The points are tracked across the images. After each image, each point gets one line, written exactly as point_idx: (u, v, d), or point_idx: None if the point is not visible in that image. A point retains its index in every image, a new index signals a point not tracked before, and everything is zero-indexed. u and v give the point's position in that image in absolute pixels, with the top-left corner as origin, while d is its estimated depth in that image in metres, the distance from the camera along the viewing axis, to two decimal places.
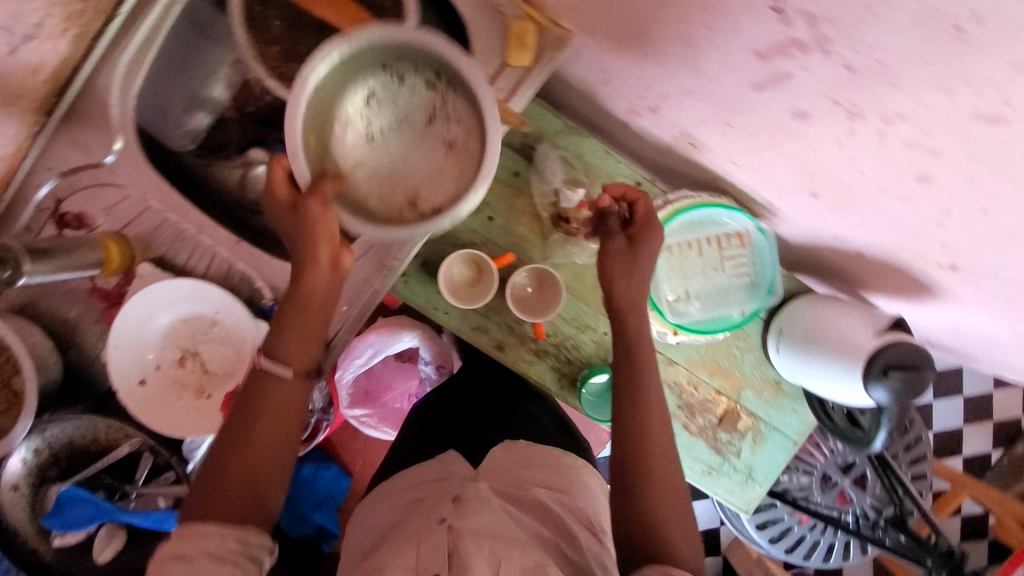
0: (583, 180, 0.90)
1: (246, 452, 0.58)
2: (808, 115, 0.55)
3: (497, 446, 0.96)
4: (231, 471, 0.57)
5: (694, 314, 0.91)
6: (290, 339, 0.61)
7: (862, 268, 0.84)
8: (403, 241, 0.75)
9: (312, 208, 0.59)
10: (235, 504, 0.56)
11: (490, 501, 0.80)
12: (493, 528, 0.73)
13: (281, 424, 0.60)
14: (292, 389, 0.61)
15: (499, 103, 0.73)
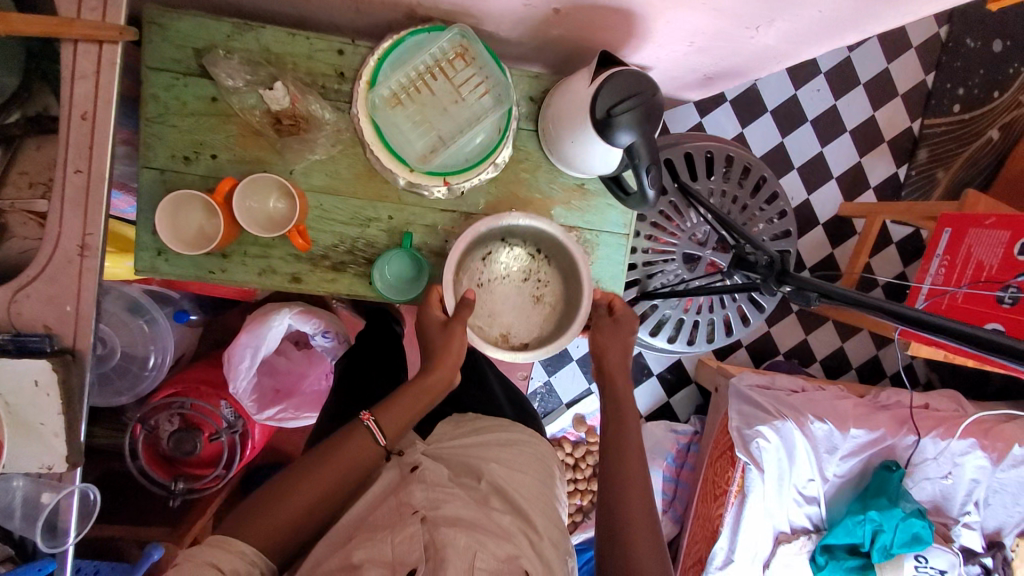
0: (282, 73, 0.83)
1: (316, 478, 0.78)
2: None
3: (449, 423, 1.01)
4: (303, 482, 0.77)
5: (456, 155, 0.85)
6: (395, 410, 0.84)
7: (577, 27, 0.78)
8: (85, 213, 0.69)
9: (458, 334, 0.84)
10: (280, 524, 0.73)
11: (450, 487, 0.79)
12: (466, 512, 0.75)
13: (343, 473, 0.79)
14: (362, 448, 0.81)
15: (92, 24, 0.67)
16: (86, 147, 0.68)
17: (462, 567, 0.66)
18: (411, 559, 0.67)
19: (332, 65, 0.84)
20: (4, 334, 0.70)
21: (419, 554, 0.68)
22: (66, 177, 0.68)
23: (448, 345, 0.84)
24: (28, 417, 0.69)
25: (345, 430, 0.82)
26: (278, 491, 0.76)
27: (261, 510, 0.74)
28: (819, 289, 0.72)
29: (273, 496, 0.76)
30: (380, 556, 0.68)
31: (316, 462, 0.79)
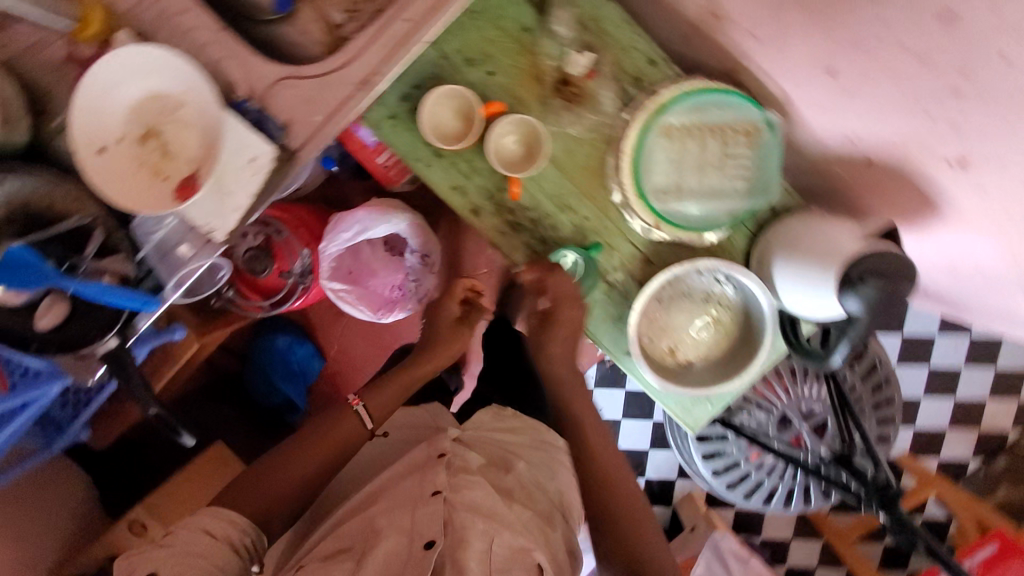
0: (597, 46, 0.84)
1: (312, 451, 0.92)
2: None
3: (488, 412, 1.12)
4: (270, 466, 0.89)
5: (684, 208, 0.87)
6: (377, 396, 1.01)
7: (867, 183, 0.79)
8: (387, 57, 0.72)
9: (441, 338, 1.11)
10: (265, 496, 0.85)
11: (475, 477, 0.92)
12: (487, 502, 0.88)
13: (294, 458, 0.91)
14: (316, 443, 0.93)
15: None
16: (427, 7, 0.71)
17: (480, 547, 0.81)
18: (429, 533, 0.81)
19: (638, 67, 0.85)
20: (252, 103, 0.73)
21: (438, 531, 0.81)
22: (394, 20, 0.71)
23: (444, 342, 1.10)
24: (226, 180, 0.71)
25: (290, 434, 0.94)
26: (274, 464, 0.89)
27: (247, 488, 0.85)
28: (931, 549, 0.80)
29: (259, 478, 0.87)
30: (399, 526, 0.84)
31: (260, 459, 0.90)
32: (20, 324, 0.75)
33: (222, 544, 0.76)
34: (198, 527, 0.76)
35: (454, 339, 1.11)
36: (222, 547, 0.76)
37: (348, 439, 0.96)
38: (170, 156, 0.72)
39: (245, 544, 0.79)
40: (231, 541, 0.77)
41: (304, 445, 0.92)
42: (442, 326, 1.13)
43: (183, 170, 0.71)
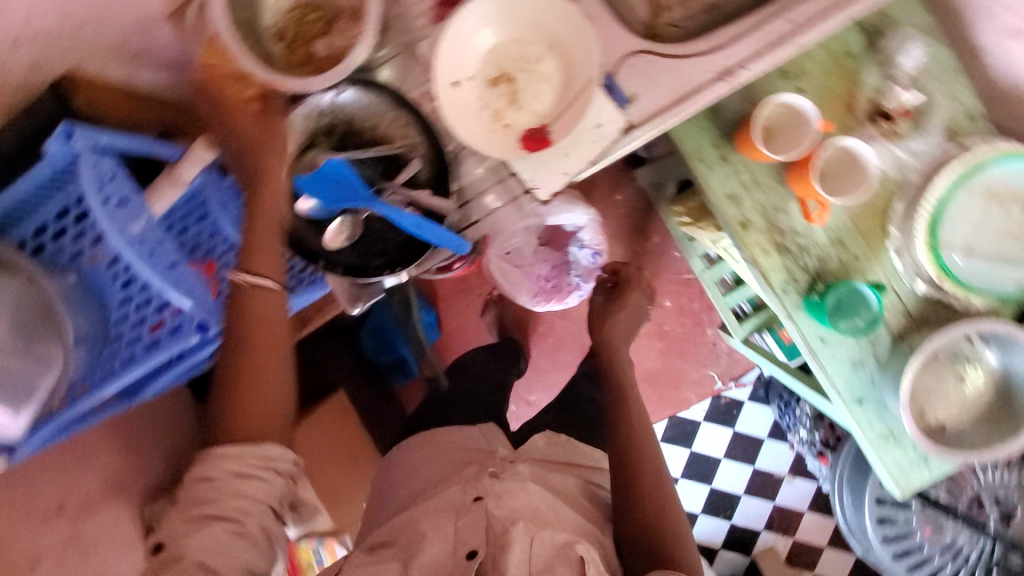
0: (920, 87, 0.83)
1: (273, 392, 0.69)
2: None
3: (541, 437, 1.04)
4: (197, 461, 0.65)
5: (971, 270, 0.84)
6: (267, 368, 0.69)
7: None
8: (758, 53, 0.70)
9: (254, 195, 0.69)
10: (231, 494, 0.63)
11: (525, 483, 0.85)
12: (528, 507, 0.80)
13: (249, 403, 0.67)
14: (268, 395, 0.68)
15: None
16: (816, 13, 0.70)
17: (523, 553, 0.73)
18: (473, 541, 0.76)
19: (954, 118, 0.83)
20: (605, 69, 0.71)
21: (482, 541, 0.75)
22: (776, 18, 0.70)
23: (262, 296, 0.70)
24: (568, 141, 0.70)
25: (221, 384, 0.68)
26: (208, 455, 0.65)
27: (182, 517, 0.63)
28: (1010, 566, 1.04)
29: (219, 436, 0.65)
30: (444, 532, 0.78)
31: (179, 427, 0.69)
32: (313, 236, 0.76)
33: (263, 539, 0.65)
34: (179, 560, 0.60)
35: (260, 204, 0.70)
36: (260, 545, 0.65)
37: (275, 306, 0.70)
38: (516, 103, 0.70)
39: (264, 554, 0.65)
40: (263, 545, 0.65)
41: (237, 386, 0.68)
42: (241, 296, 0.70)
43: (527, 121, 0.70)
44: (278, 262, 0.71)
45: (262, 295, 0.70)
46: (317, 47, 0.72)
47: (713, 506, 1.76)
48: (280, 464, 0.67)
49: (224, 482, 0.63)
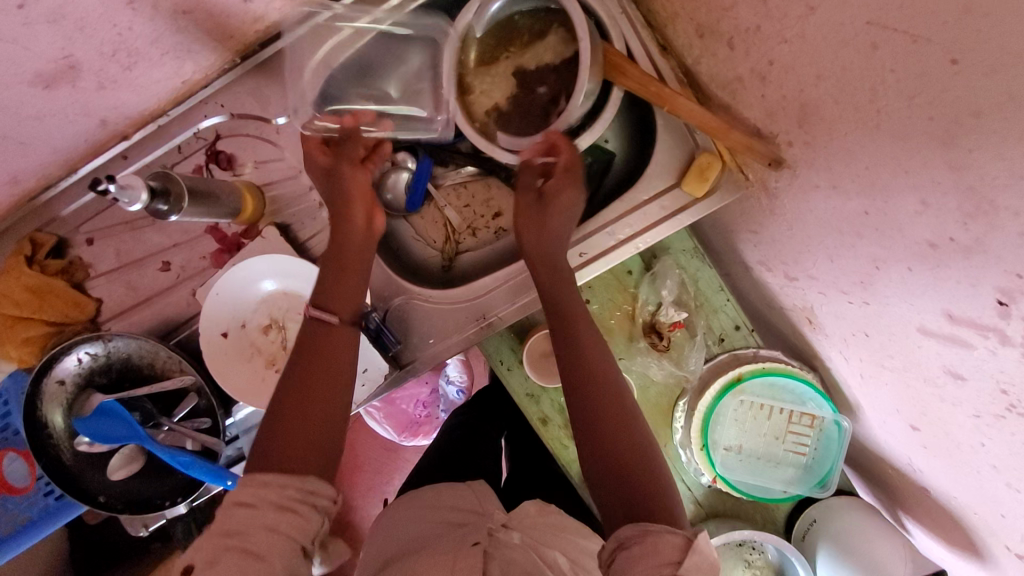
0: (689, 304, 0.91)
1: (327, 391, 0.60)
2: (962, 379, 0.56)
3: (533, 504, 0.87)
4: (289, 406, 0.58)
5: (738, 469, 0.90)
6: (311, 372, 0.60)
7: (915, 502, 0.83)
8: (512, 303, 0.79)
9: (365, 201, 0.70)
10: (293, 450, 0.55)
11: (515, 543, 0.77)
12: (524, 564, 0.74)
13: (318, 405, 0.59)
14: (334, 382, 0.61)
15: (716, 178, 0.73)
16: None
17: None
18: None
19: (723, 328, 0.92)
20: (376, 312, 0.79)
21: None
22: (525, 273, 0.79)
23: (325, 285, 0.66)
24: None
25: (303, 341, 0.63)
26: (272, 418, 0.58)
27: (260, 455, 0.55)
28: None
29: (276, 417, 0.58)
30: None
31: (283, 397, 0.59)
32: (93, 473, 0.77)
33: (288, 548, 0.49)
34: (221, 547, 0.48)
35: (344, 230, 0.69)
36: (286, 552, 0.49)
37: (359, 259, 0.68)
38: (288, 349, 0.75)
39: (317, 503, 0.53)
40: (301, 524, 0.50)
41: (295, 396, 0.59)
42: (305, 339, 0.63)
43: None
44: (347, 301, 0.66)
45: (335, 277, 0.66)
46: (169, 183, 0.62)
47: None
48: (318, 500, 0.53)
49: (262, 517, 0.49)
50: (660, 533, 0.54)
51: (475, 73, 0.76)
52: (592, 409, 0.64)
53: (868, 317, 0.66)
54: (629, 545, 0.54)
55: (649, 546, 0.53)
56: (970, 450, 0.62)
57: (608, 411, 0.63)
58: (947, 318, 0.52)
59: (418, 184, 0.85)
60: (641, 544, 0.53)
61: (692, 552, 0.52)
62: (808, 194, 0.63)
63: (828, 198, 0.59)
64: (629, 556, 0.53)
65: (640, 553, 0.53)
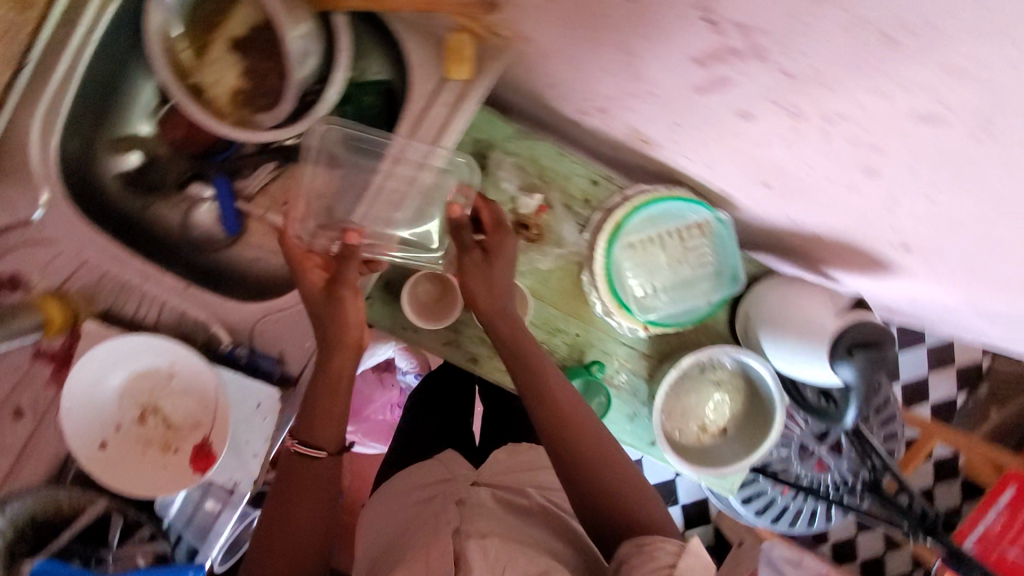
0: (539, 185, 0.89)
1: (308, 511, 0.66)
2: (754, 116, 0.54)
3: (502, 450, 0.99)
4: (278, 533, 0.64)
5: (662, 305, 0.91)
6: (297, 501, 0.65)
7: (818, 250, 0.86)
8: (362, 267, 0.74)
9: (347, 296, 0.69)
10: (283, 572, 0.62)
11: (488, 506, 0.83)
12: (496, 530, 0.75)
13: (308, 530, 0.65)
14: (317, 505, 0.66)
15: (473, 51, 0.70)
16: (385, 214, 0.73)
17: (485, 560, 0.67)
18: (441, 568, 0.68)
19: (582, 190, 0.91)
20: (241, 347, 0.73)
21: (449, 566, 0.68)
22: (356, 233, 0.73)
23: (310, 418, 0.67)
24: (238, 434, 0.72)
25: (287, 471, 0.67)
26: (265, 545, 0.64)
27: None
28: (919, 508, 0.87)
29: (272, 545, 0.64)
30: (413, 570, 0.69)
31: (273, 524, 0.65)
32: None
33: None
34: None
35: (338, 325, 0.68)
36: None
37: (345, 376, 0.69)
38: (174, 427, 0.72)
39: None
40: None
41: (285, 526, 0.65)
42: (295, 466, 0.67)
43: (192, 437, 0.71)
44: (329, 433, 0.68)
45: (322, 404, 0.67)
46: None
47: None
48: None
49: None
50: (654, 541, 0.64)
51: (196, 67, 0.71)
52: (567, 451, 0.75)
53: (665, 108, 0.65)
54: (630, 557, 0.64)
55: (644, 553, 0.63)
56: (808, 178, 0.62)
57: (577, 431, 0.75)
58: (700, 66, 0.51)
59: (224, 204, 0.82)
60: (638, 554, 0.63)
61: (684, 555, 0.61)
62: (544, 19, 0.60)
63: (557, 11, 0.57)
64: (629, 565, 0.63)
65: (638, 563, 0.62)
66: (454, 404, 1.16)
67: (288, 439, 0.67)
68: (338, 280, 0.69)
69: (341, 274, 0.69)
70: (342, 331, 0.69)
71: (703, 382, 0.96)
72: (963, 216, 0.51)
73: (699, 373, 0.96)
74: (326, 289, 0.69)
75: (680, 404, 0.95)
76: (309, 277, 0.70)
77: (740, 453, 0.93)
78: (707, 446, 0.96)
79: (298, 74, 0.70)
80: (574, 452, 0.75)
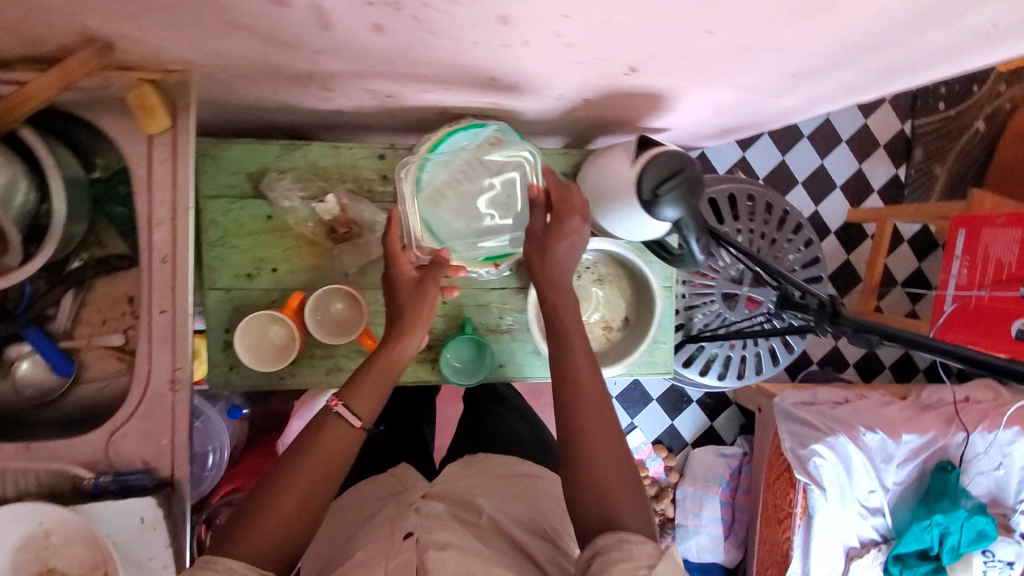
0: (330, 183, 0.88)
1: (308, 482, 0.66)
2: (383, 23, 0.54)
3: (458, 465, 0.94)
4: (277, 489, 0.65)
5: (501, 236, 0.90)
6: (296, 477, 0.66)
7: (605, 108, 0.84)
8: (173, 347, 0.72)
9: (430, 289, 0.81)
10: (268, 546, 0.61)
11: (446, 520, 0.75)
12: (460, 542, 0.69)
13: (304, 505, 0.65)
14: (316, 474, 0.67)
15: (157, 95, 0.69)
16: (167, 288, 0.72)
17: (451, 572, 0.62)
18: None
19: (376, 168, 0.90)
20: (104, 476, 0.71)
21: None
22: (153, 317, 0.72)
23: (359, 407, 0.73)
24: (138, 555, 0.70)
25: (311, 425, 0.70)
26: (258, 503, 0.64)
27: (232, 536, 0.61)
28: (861, 327, 0.77)
29: (247, 514, 0.63)
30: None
31: (263, 489, 0.65)
32: None
33: None
34: None
35: (414, 311, 0.80)
36: None
37: (346, 449, 0.71)
38: None
39: None
40: None
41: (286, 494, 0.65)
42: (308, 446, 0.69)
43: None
44: (369, 404, 0.74)
45: (363, 403, 0.74)
46: None
47: (674, 407, 1.80)
48: None
49: None
50: (636, 542, 0.59)
51: None
52: (568, 412, 0.73)
53: (340, 54, 0.63)
54: (607, 552, 0.59)
55: (625, 551, 0.58)
56: (493, 52, 0.60)
57: (584, 398, 0.73)
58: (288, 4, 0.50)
59: (45, 351, 0.80)
60: (616, 551, 0.58)
61: (665, 557, 0.57)
62: (174, 33, 0.60)
63: (168, 19, 0.56)
64: (605, 559, 0.58)
65: (615, 559, 0.57)
66: (406, 427, 1.15)
67: (330, 398, 0.72)
68: (421, 278, 0.82)
69: (433, 266, 0.83)
70: (416, 322, 0.80)
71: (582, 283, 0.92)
72: (610, 19, 0.51)
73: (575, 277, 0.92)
74: (416, 281, 0.82)
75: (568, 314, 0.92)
76: (404, 266, 0.83)
77: (637, 337, 0.91)
78: (617, 342, 0.93)
79: (15, 207, 0.69)
80: (577, 411, 0.72)
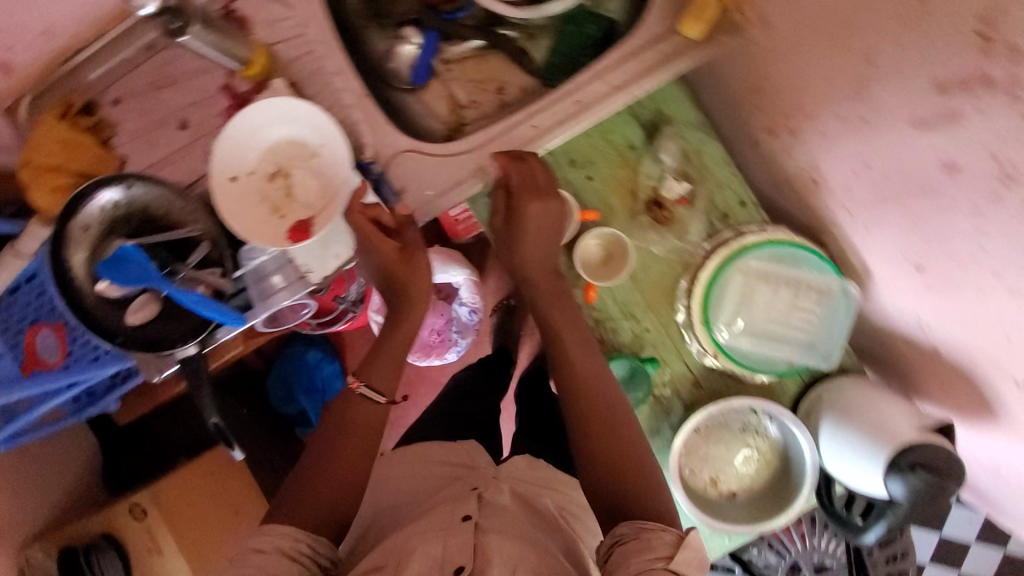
0: (694, 178, 0.91)
1: (350, 450, 0.74)
2: (959, 169, 0.56)
3: (522, 459, 0.91)
4: (326, 458, 0.74)
5: (744, 347, 0.88)
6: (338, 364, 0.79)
7: (927, 371, 0.81)
8: (511, 152, 0.79)
9: (406, 259, 0.80)
10: (320, 497, 0.70)
11: (505, 505, 0.77)
12: (512, 526, 0.71)
13: (340, 464, 0.73)
14: (365, 423, 0.77)
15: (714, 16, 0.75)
16: (555, 119, 0.79)
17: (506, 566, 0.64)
18: (460, 558, 0.65)
19: (728, 205, 0.91)
20: (376, 166, 0.80)
21: (470, 557, 0.65)
22: (522, 123, 0.79)
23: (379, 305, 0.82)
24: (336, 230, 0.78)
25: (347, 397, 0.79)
26: (309, 470, 0.73)
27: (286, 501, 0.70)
28: None
29: (315, 463, 0.73)
30: (428, 550, 0.66)
31: (317, 455, 0.74)
32: (114, 316, 0.81)
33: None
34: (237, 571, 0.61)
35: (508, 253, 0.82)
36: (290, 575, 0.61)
37: (375, 420, 0.78)
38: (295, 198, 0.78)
39: (318, 556, 0.66)
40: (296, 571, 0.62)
41: (332, 449, 0.74)
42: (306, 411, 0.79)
43: (301, 212, 0.78)
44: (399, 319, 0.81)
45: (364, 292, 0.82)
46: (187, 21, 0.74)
47: None
48: (318, 550, 0.66)
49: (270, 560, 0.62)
50: (653, 531, 0.61)
51: None
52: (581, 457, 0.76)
53: (865, 144, 0.66)
54: (625, 540, 0.61)
55: (643, 540, 0.60)
56: (969, 262, 0.61)
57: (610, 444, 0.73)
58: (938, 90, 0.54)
59: (424, 55, 0.88)
60: (636, 540, 0.61)
61: (683, 547, 0.60)
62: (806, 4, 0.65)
63: None
64: (626, 547, 0.60)
65: (636, 547, 0.60)
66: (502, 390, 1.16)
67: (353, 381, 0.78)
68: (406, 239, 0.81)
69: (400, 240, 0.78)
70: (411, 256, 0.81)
71: (743, 439, 0.91)
72: None
73: (743, 429, 0.91)
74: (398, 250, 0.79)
75: (710, 448, 0.91)
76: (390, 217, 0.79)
77: (741, 519, 0.89)
78: (719, 505, 0.91)
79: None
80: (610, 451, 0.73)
